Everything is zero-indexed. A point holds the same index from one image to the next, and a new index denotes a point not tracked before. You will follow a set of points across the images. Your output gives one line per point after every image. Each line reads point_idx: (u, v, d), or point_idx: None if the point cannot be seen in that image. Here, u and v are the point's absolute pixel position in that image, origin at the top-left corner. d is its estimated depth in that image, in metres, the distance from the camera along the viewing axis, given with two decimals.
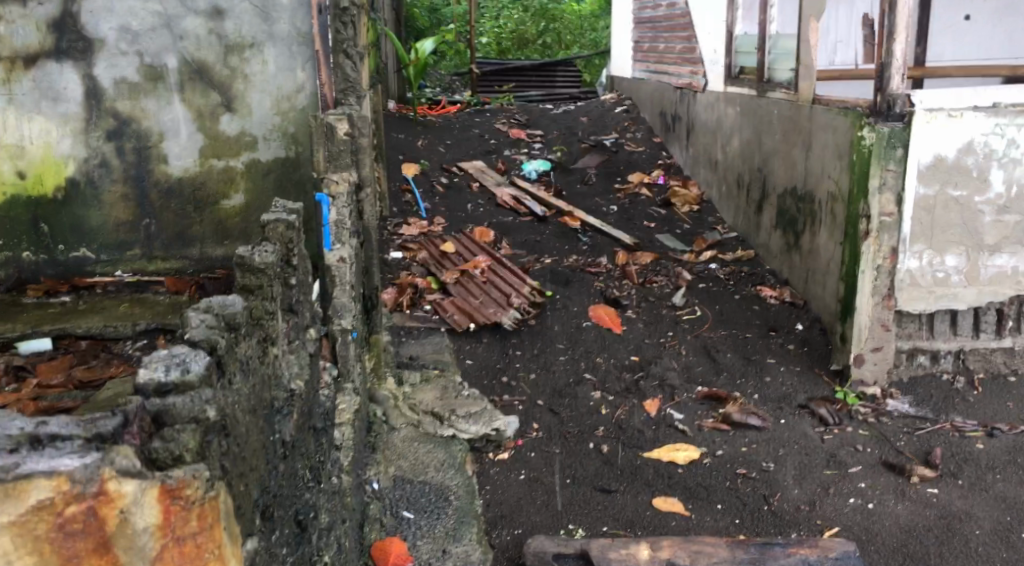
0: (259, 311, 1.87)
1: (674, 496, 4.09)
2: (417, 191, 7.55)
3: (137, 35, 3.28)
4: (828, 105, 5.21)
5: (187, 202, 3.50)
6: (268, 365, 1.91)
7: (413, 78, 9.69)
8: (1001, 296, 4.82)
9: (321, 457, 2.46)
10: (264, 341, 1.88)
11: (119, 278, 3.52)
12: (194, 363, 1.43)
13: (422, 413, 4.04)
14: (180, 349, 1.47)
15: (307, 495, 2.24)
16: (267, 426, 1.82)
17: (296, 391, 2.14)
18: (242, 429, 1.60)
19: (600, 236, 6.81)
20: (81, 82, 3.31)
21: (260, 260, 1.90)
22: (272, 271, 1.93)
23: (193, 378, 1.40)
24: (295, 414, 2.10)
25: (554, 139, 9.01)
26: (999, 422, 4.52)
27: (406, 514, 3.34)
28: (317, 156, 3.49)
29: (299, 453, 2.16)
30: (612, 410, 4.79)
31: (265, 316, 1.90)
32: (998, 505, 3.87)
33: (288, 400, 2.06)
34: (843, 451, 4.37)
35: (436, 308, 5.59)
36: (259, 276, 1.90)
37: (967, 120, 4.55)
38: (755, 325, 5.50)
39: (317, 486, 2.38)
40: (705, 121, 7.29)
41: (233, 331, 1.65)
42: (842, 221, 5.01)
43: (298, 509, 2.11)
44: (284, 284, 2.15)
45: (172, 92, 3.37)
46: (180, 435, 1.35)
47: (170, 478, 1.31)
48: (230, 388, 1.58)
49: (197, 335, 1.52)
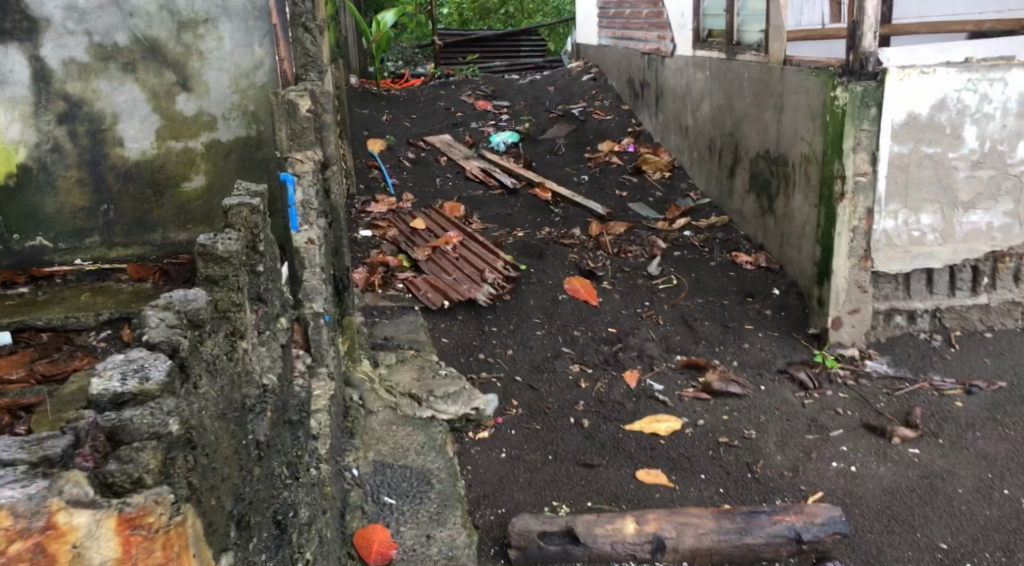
0: (225, 303, 1.80)
1: (658, 468, 4.05)
2: (384, 166, 7.40)
3: (83, 13, 3.15)
4: (800, 66, 5.17)
5: (146, 186, 3.37)
6: (237, 361, 1.81)
7: (375, 51, 9.48)
8: (977, 252, 4.81)
9: (297, 451, 2.37)
10: (231, 336, 1.79)
11: (79, 266, 3.37)
12: (153, 369, 1.33)
13: (400, 396, 3.96)
14: (138, 354, 1.37)
15: (285, 492, 2.15)
16: (234, 431, 1.72)
17: (268, 385, 2.05)
18: (211, 437, 1.56)
19: (572, 207, 6.73)
20: (27, 64, 3.17)
21: (223, 249, 1.82)
22: (237, 260, 1.84)
23: (153, 386, 1.29)
24: (268, 411, 2.02)
25: (521, 110, 8.89)
26: (977, 378, 4.54)
27: (387, 499, 3.26)
28: (279, 135, 3.42)
29: (274, 451, 2.08)
30: (591, 384, 4.76)
31: (232, 309, 1.82)
32: (980, 463, 3.88)
33: (260, 398, 1.97)
34: (824, 415, 4.36)
35: (408, 286, 5.49)
36: (223, 265, 1.81)
37: (940, 75, 4.52)
38: (732, 291, 5.46)
39: (295, 482, 2.29)
40: (674, 87, 7.20)
41: (196, 328, 1.54)
42: (817, 183, 4.98)
43: (275, 508, 2.03)
44: (250, 272, 2.04)
45: (123, 73, 3.24)
46: (139, 454, 1.22)
47: (129, 506, 1.17)
48: (195, 393, 1.50)
49: (156, 336, 1.41)
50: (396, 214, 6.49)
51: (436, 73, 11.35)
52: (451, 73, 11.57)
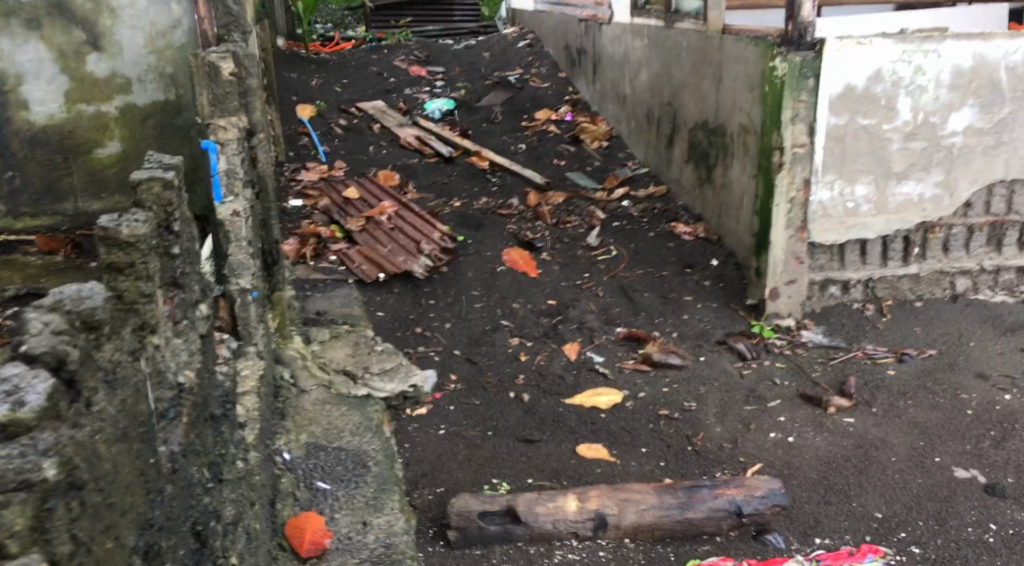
0: (133, 293, 1.64)
1: (598, 442, 4.01)
2: (315, 133, 7.14)
3: None
4: (738, 35, 5.12)
5: (54, 150, 4.16)
6: (147, 357, 1.67)
7: (304, 13, 9.12)
8: (908, 223, 4.85)
9: (220, 445, 2.22)
10: (140, 330, 1.64)
11: None
12: (30, 389, 1.23)
13: (333, 373, 3.81)
14: (12, 370, 1.24)
15: (203, 494, 2.01)
16: (137, 450, 1.56)
17: (185, 385, 1.88)
18: (109, 465, 1.43)
19: (509, 177, 6.61)
20: None
21: (128, 233, 1.63)
22: (146, 244, 1.67)
23: (25, 417, 1.19)
24: (184, 416, 1.88)
25: (456, 76, 8.68)
26: (908, 347, 4.62)
27: (321, 484, 3.13)
28: (200, 100, 3.45)
29: (191, 452, 1.93)
30: (531, 357, 4.68)
31: (140, 299, 1.65)
32: (912, 431, 3.94)
33: (173, 405, 1.82)
34: (762, 386, 4.38)
35: (342, 259, 5.30)
36: (130, 251, 1.65)
37: (875, 47, 4.51)
38: (670, 262, 5.44)
39: (217, 482, 2.15)
40: (612, 55, 7.11)
41: (92, 330, 1.41)
42: (756, 154, 4.98)
43: (194, 519, 1.94)
44: (163, 256, 1.86)
45: None
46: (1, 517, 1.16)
47: None
48: (87, 412, 1.38)
49: (37, 347, 1.27)
50: (329, 184, 6.26)
51: (368, 37, 11.02)
52: (383, 37, 11.26)
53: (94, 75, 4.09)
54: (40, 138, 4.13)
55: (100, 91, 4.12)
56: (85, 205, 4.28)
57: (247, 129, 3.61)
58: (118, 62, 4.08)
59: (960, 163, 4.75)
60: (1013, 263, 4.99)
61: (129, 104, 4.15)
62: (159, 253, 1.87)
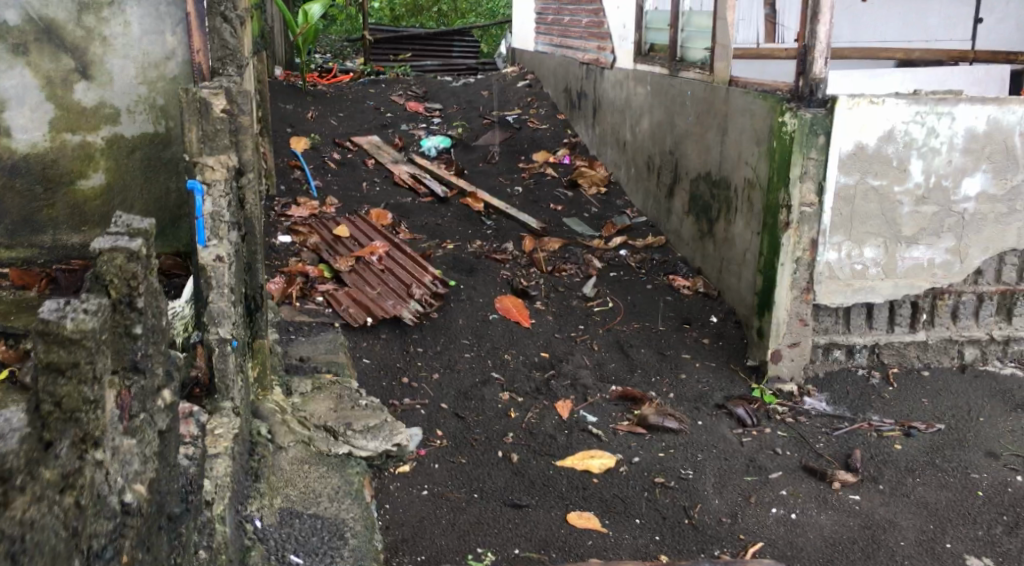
0: (74, 400, 1.43)
1: (591, 511, 3.80)
2: (307, 167, 6.98)
3: None
4: (746, 87, 5.02)
5: (37, 181, 3.94)
6: (77, 479, 1.43)
7: (302, 44, 9.01)
8: (916, 288, 4.70)
9: (177, 538, 2.00)
10: (78, 444, 1.45)
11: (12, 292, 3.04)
12: None
13: (313, 428, 3.58)
14: None
15: None
16: None
17: (132, 500, 1.65)
18: None
19: (505, 220, 6.45)
20: None
21: (74, 327, 1.40)
22: (94, 343, 1.44)
23: None
24: (130, 525, 1.65)
25: (453, 113, 8.56)
26: (915, 419, 4.45)
27: (293, 557, 2.88)
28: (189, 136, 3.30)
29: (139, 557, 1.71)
30: (522, 414, 4.47)
31: (83, 407, 1.45)
32: (921, 513, 3.75)
33: (116, 523, 1.59)
34: (763, 455, 4.19)
35: (329, 300, 5.09)
36: (73, 350, 1.41)
37: (889, 106, 4.38)
38: (669, 317, 5.27)
39: None
40: (613, 100, 7.00)
41: None
42: (761, 210, 4.84)
43: None
44: (115, 340, 1.62)
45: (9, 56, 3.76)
46: None
47: None
48: None
49: None
50: (320, 220, 6.07)
51: (365, 70, 10.92)
52: (381, 69, 11.17)
53: (80, 105, 3.89)
54: (20, 165, 3.90)
55: (86, 122, 3.92)
56: (63, 237, 4.01)
57: (236, 168, 3.41)
58: (106, 91, 3.89)
59: (971, 230, 4.62)
60: (1022, 334, 4.84)
61: (117, 134, 3.96)
62: (116, 334, 1.64)
